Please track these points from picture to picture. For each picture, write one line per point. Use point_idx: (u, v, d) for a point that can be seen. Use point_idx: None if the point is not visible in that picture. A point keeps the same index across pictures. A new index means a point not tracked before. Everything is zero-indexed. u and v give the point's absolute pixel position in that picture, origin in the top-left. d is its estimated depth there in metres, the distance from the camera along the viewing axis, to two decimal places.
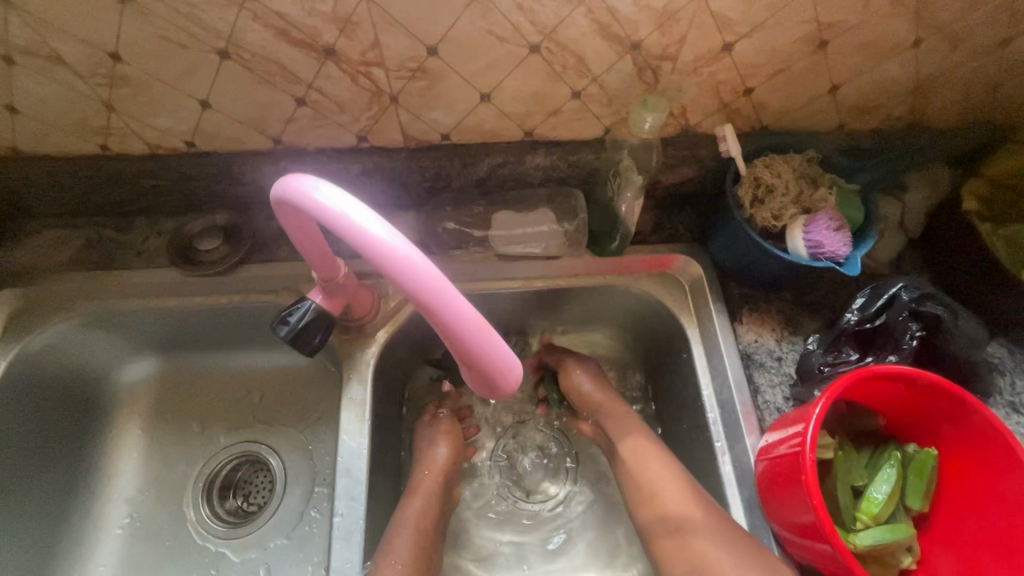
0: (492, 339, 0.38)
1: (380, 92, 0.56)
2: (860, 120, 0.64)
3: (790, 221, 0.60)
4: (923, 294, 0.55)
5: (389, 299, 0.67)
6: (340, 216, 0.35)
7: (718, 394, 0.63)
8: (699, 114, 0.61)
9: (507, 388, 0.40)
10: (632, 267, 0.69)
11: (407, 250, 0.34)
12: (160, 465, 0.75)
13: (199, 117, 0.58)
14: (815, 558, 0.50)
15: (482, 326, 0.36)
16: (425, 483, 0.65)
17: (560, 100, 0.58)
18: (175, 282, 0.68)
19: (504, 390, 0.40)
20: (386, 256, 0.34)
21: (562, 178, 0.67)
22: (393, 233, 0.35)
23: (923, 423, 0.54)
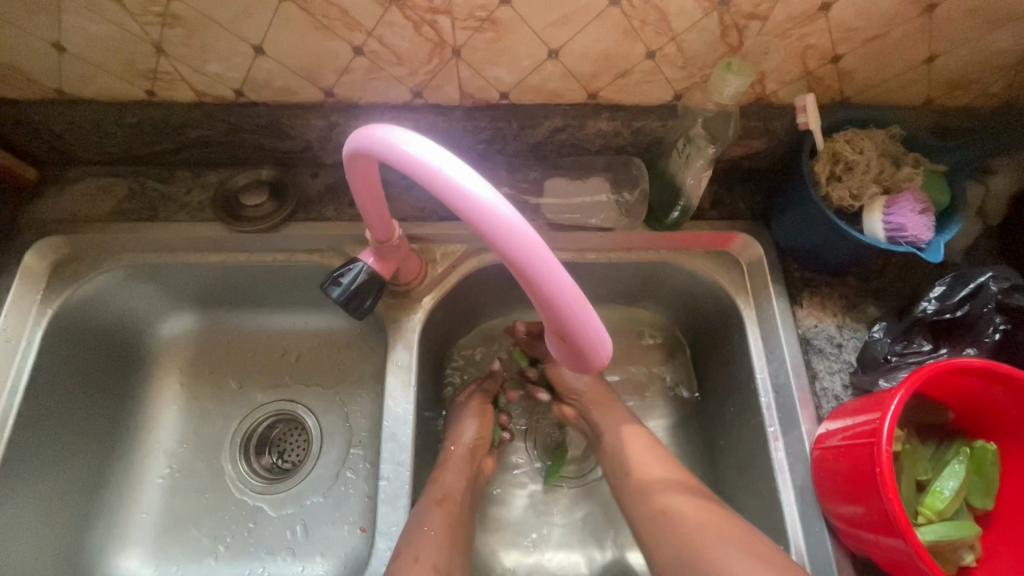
0: (587, 311, 0.35)
1: (443, 44, 0.52)
2: (950, 96, 0.59)
3: (869, 202, 0.56)
4: (1011, 286, 0.52)
5: (436, 265, 0.65)
6: (431, 167, 0.33)
7: (773, 378, 0.61)
8: (779, 81, 0.57)
9: (598, 363, 0.37)
10: (689, 243, 0.66)
11: (507, 210, 0.32)
12: (199, 419, 0.76)
13: (251, 64, 0.55)
14: (875, 551, 0.49)
15: (579, 296, 0.34)
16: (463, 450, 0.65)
17: (633, 60, 0.54)
18: (217, 237, 0.66)
19: (594, 366, 0.38)
20: (484, 216, 0.32)
21: (622, 145, 0.64)
22: (492, 191, 0.33)
23: (995, 422, 0.52)
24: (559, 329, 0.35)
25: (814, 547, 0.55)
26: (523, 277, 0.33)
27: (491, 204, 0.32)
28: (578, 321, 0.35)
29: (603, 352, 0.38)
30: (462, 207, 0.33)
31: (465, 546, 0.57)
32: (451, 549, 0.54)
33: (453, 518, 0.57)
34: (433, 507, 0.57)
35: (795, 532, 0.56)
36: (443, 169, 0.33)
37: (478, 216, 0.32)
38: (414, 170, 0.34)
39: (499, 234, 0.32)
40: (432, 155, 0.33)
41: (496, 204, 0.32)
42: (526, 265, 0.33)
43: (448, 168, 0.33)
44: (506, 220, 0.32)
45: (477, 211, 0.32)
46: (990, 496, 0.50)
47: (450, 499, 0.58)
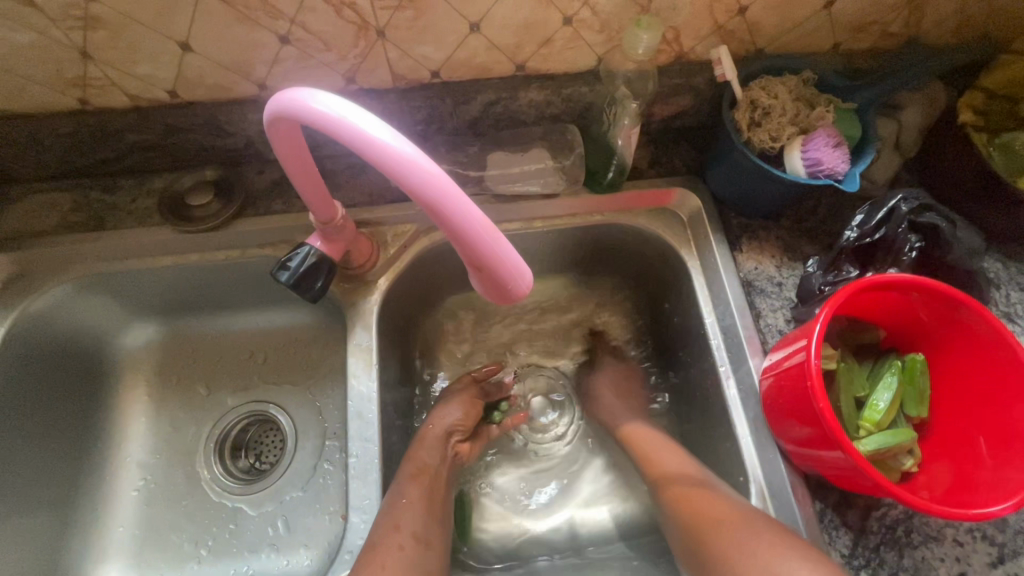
0: (501, 242, 0.37)
1: (366, 25, 0.54)
2: (854, 39, 0.63)
3: (789, 142, 0.59)
4: (921, 206, 0.56)
5: (388, 247, 0.66)
6: (336, 117, 0.35)
7: (721, 321, 0.64)
8: (693, 37, 0.60)
9: (519, 294, 0.39)
10: (631, 203, 0.69)
11: (412, 151, 0.34)
12: (170, 428, 0.76)
13: (180, 62, 0.56)
14: (822, 466, 0.52)
15: (489, 227, 0.36)
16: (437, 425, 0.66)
17: (552, 27, 0.57)
18: (168, 241, 0.67)
19: (517, 297, 0.40)
20: (389, 158, 0.34)
21: (556, 114, 0.66)
22: (396, 134, 0.35)
23: (921, 333, 0.55)
24: (475, 262, 0.37)
25: (770, 474, 0.57)
26: (435, 213, 0.35)
27: (395, 147, 0.34)
28: (491, 250, 0.36)
29: (525, 285, 0.40)
30: (367, 151, 0.34)
31: (441, 512, 0.59)
32: (428, 516, 0.56)
33: (428, 487, 0.59)
34: (406, 480, 0.58)
35: (753, 463, 0.58)
36: (346, 118, 0.34)
37: (383, 159, 0.34)
38: (321, 122, 0.35)
39: (405, 175, 0.34)
40: (337, 107, 0.35)
41: (398, 145, 0.34)
42: (436, 201, 0.35)
43: (352, 117, 0.35)
44: (409, 160, 0.34)
45: (382, 154, 0.34)
46: (923, 405, 0.53)
47: (424, 470, 0.60)
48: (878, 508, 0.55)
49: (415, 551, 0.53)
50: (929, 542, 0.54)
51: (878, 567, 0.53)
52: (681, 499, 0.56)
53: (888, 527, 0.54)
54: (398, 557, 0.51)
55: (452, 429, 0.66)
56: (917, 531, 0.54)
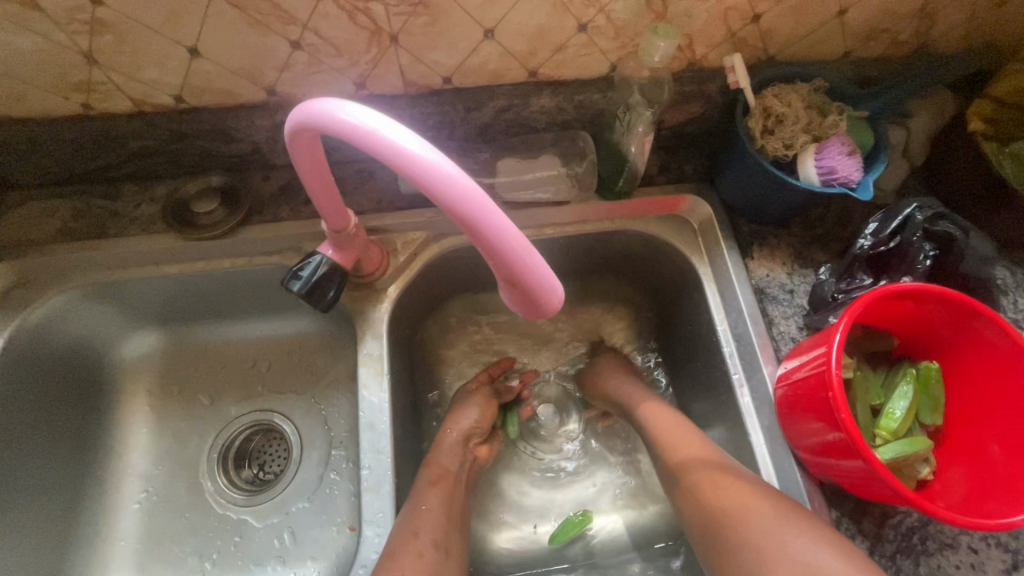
0: (535, 257, 0.37)
1: (380, 31, 0.53)
2: (865, 47, 0.63)
3: (802, 150, 0.59)
4: (935, 214, 0.56)
5: (398, 254, 0.65)
6: (370, 130, 0.34)
7: (733, 328, 0.64)
8: (706, 45, 0.60)
9: (551, 309, 0.38)
10: (642, 210, 0.69)
11: (448, 166, 0.33)
12: (172, 439, 0.74)
13: (187, 67, 0.55)
14: (841, 475, 0.52)
15: (525, 243, 0.35)
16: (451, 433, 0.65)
17: (567, 34, 0.56)
18: (172, 249, 0.65)
19: (547, 313, 0.39)
20: (423, 172, 0.33)
21: (567, 121, 0.66)
22: (431, 148, 0.34)
23: (935, 342, 0.55)
24: (509, 278, 0.36)
25: (785, 483, 0.57)
26: (472, 230, 0.34)
27: (428, 160, 0.33)
28: (526, 267, 0.36)
29: (556, 300, 0.39)
30: (399, 164, 0.33)
31: (458, 523, 0.58)
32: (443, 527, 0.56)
33: (446, 500, 0.57)
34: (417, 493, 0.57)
35: (768, 472, 0.58)
36: (379, 131, 0.33)
37: (416, 172, 0.33)
38: (353, 136, 0.34)
39: (442, 190, 0.33)
40: (369, 119, 0.34)
41: (433, 158, 0.33)
42: (473, 218, 0.34)
43: (387, 130, 0.34)
44: (443, 173, 0.33)
45: (419, 168, 0.33)
46: (938, 413, 0.54)
47: (440, 481, 0.59)
48: (893, 516, 0.55)
49: (434, 560, 0.52)
50: (945, 549, 0.54)
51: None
52: (695, 475, 0.55)
53: (904, 535, 0.54)
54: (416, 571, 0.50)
55: (470, 434, 0.65)
56: (932, 538, 0.54)
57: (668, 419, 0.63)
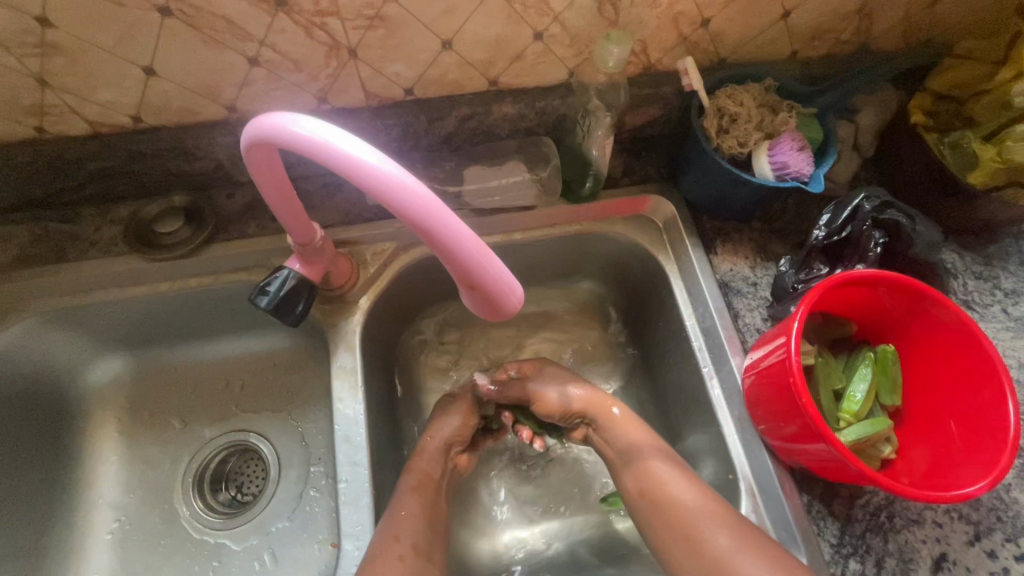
0: (493, 260, 0.38)
1: (338, 45, 0.54)
2: (811, 47, 0.66)
3: (756, 147, 0.61)
4: (883, 203, 0.58)
5: (368, 265, 0.66)
6: (323, 143, 0.34)
7: (701, 323, 0.65)
8: (660, 49, 0.62)
9: (511, 309, 0.39)
10: (607, 211, 0.70)
11: (402, 175, 0.34)
12: (143, 466, 0.72)
13: (143, 86, 0.54)
14: (807, 459, 0.54)
15: (482, 247, 0.36)
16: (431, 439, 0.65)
17: (523, 43, 0.57)
18: (136, 271, 0.64)
19: (507, 313, 0.40)
20: (375, 180, 0.34)
21: (530, 127, 0.67)
22: (385, 158, 0.34)
23: (890, 325, 0.57)
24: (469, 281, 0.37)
25: (757, 470, 0.59)
26: (429, 236, 0.35)
27: (380, 168, 0.34)
28: (484, 270, 0.37)
29: (516, 301, 0.40)
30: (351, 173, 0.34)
31: (439, 530, 0.58)
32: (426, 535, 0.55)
33: (425, 506, 0.58)
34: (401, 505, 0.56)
35: (741, 460, 0.60)
36: (330, 142, 0.34)
37: (369, 181, 0.34)
38: (307, 149, 0.34)
39: (398, 198, 0.34)
40: (322, 132, 0.34)
41: (384, 166, 0.34)
42: (430, 224, 0.35)
43: (340, 142, 0.34)
44: (396, 181, 0.34)
45: (375, 179, 0.34)
46: (897, 393, 0.56)
47: (419, 488, 0.59)
48: (861, 496, 0.57)
49: (413, 564, 0.52)
50: (911, 525, 0.56)
51: (865, 554, 0.55)
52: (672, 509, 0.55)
53: (872, 514, 0.56)
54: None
55: (452, 441, 0.65)
56: (899, 515, 0.56)
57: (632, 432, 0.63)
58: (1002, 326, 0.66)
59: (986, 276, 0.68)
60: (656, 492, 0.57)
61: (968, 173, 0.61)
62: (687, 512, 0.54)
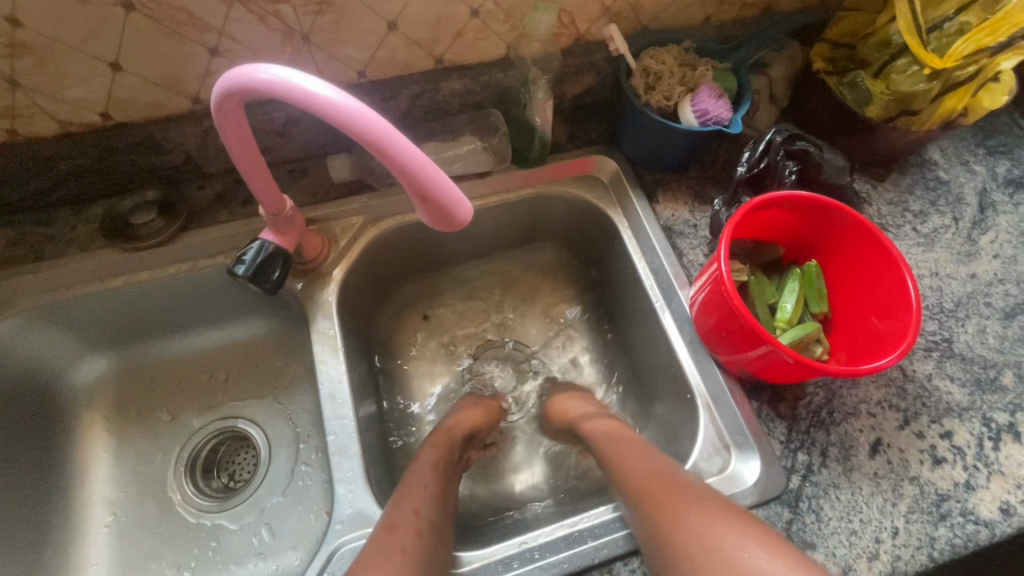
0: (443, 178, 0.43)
1: (292, 32, 0.59)
2: (720, 11, 0.74)
3: (680, 99, 0.68)
4: (792, 135, 0.66)
5: (338, 240, 0.70)
6: (281, 80, 0.38)
7: (650, 264, 0.72)
8: (586, 20, 0.69)
9: (463, 220, 0.44)
10: (556, 174, 0.76)
11: (354, 102, 0.39)
12: (135, 459, 0.74)
13: (110, 81, 0.58)
14: (750, 363, 0.60)
15: (431, 164, 0.41)
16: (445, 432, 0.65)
17: (462, 20, 0.63)
18: (114, 263, 0.67)
19: (461, 228, 0.45)
20: (330, 108, 0.38)
21: (478, 101, 0.73)
22: (338, 89, 0.39)
23: (811, 243, 0.64)
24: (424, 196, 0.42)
25: (711, 386, 0.65)
26: (384, 154, 0.40)
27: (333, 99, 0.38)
28: (435, 183, 0.41)
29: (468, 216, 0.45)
30: (304, 103, 0.38)
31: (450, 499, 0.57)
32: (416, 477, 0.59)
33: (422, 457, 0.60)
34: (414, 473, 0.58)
35: (696, 380, 0.66)
36: (288, 79, 0.38)
37: (327, 109, 0.38)
38: (268, 87, 0.39)
39: (353, 121, 0.39)
40: (280, 72, 0.39)
41: (338, 95, 0.38)
42: (383, 143, 0.39)
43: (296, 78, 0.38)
44: (350, 107, 0.38)
45: (330, 106, 0.38)
46: (823, 300, 0.63)
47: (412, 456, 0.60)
48: (803, 397, 0.63)
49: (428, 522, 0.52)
50: (849, 417, 0.63)
51: (811, 446, 0.61)
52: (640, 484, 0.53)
53: (814, 411, 0.63)
54: (410, 542, 0.48)
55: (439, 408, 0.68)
56: (838, 410, 0.63)
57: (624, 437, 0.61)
58: (915, 242, 0.74)
59: (897, 201, 0.77)
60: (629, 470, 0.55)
61: (866, 107, 0.69)
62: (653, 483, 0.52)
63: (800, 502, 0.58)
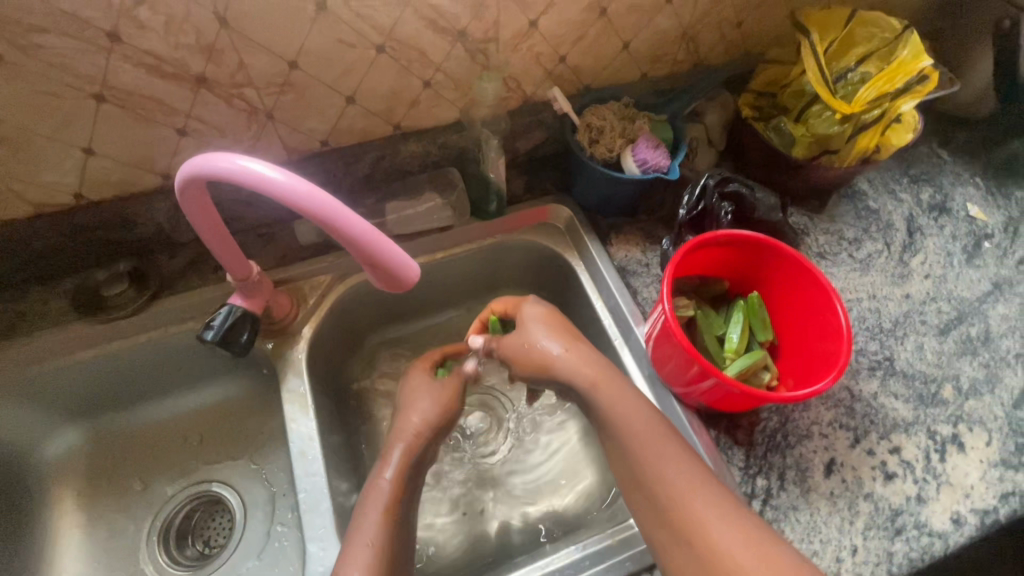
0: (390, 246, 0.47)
1: (255, 110, 0.63)
2: (654, 68, 0.81)
3: (622, 150, 0.74)
4: (724, 178, 0.71)
5: (307, 298, 0.73)
6: (239, 168, 0.42)
7: (608, 303, 0.76)
8: (531, 83, 0.75)
9: (412, 280, 0.49)
10: (517, 223, 0.81)
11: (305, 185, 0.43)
12: (106, 532, 0.74)
13: (83, 165, 0.62)
14: (703, 394, 0.63)
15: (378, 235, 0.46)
16: (395, 443, 0.63)
17: (416, 91, 0.69)
18: (84, 336, 0.69)
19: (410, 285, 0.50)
20: (283, 192, 0.42)
21: (436, 161, 0.78)
22: (290, 174, 0.43)
23: (753, 276, 0.69)
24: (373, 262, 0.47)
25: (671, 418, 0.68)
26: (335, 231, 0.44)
27: (289, 181, 0.42)
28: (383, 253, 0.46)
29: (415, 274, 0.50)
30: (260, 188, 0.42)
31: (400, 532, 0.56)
32: None
33: (398, 488, 0.59)
34: (366, 506, 0.56)
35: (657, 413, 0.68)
36: (245, 167, 0.42)
37: (279, 193, 0.42)
38: (228, 176, 0.42)
39: (304, 203, 0.42)
40: (237, 160, 0.42)
41: (290, 181, 0.42)
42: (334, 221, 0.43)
43: (252, 166, 0.42)
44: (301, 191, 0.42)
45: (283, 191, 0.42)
46: (768, 328, 0.67)
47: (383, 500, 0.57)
48: (759, 423, 0.67)
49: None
50: (803, 440, 0.66)
51: (769, 471, 0.63)
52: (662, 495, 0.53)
53: (770, 435, 0.66)
54: None
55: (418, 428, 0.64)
56: (792, 433, 0.66)
57: (626, 406, 0.59)
58: (851, 268, 0.80)
59: (832, 230, 0.83)
60: (650, 472, 0.55)
61: (792, 147, 0.75)
62: (674, 492, 0.53)
63: None
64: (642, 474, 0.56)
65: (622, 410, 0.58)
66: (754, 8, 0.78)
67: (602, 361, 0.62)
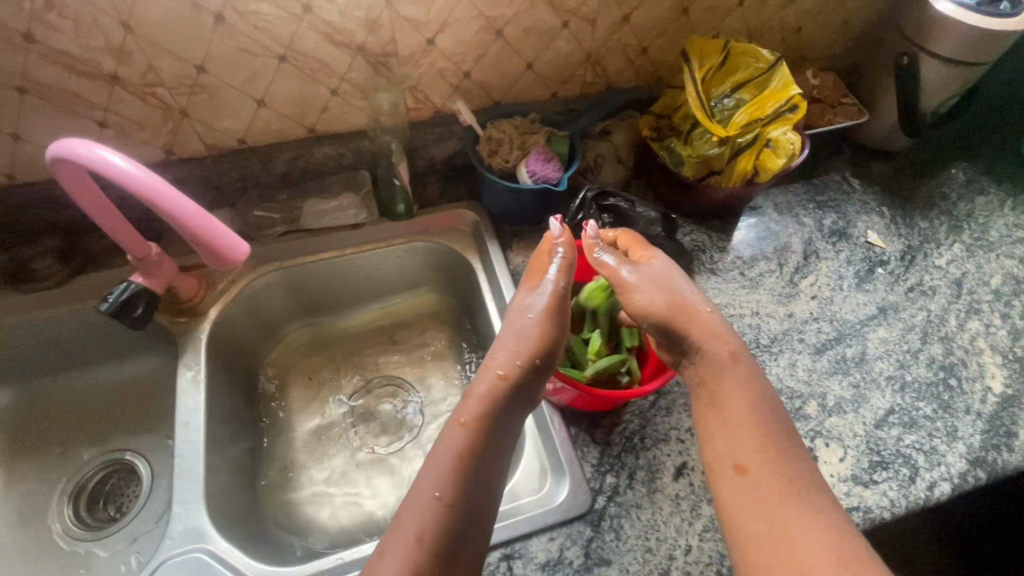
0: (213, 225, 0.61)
1: (169, 108, 0.70)
2: (564, 88, 0.86)
3: (517, 162, 0.79)
4: (603, 192, 0.79)
5: (217, 283, 0.78)
6: (86, 153, 0.52)
7: (499, 305, 0.80)
8: (438, 95, 0.80)
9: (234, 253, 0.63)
10: (427, 226, 0.86)
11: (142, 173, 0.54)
12: (18, 490, 0.79)
13: (13, 149, 0.69)
14: (559, 391, 0.67)
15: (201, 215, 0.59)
16: (489, 382, 0.62)
17: (323, 98, 0.75)
18: (7, 305, 0.75)
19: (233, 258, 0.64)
20: (124, 177, 0.53)
21: (351, 164, 0.84)
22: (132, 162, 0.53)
23: None
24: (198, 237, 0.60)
25: (538, 414, 0.71)
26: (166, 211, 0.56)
27: (129, 167, 0.53)
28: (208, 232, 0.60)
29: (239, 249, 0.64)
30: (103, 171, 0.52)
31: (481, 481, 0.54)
32: None
33: (473, 438, 0.57)
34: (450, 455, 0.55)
35: None
36: (94, 153, 0.52)
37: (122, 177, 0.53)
38: (78, 158, 0.52)
39: (142, 188, 0.54)
40: (87, 146, 0.52)
41: (129, 168, 0.53)
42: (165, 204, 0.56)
43: (100, 152, 0.52)
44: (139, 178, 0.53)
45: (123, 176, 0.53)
46: (634, 335, 0.72)
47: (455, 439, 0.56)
48: (620, 424, 0.70)
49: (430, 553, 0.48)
50: (659, 443, 0.68)
51: (620, 469, 0.66)
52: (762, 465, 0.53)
53: (627, 437, 0.69)
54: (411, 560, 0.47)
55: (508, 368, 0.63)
56: (650, 436, 0.69)
57: (741, 373, 0.59)
58: (739, 285, 0.83)
59: (728, 249, 0.86)
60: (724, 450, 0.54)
61: (681, 167, 0.80)
62: (781, 457, 0.53)
63: (603, 522, 0.63)
64: (724, 442, 0.55)
65: (733, 371, 0.59)
66: (656, 36, 0.83)
67: (723, 333, 0.62)
